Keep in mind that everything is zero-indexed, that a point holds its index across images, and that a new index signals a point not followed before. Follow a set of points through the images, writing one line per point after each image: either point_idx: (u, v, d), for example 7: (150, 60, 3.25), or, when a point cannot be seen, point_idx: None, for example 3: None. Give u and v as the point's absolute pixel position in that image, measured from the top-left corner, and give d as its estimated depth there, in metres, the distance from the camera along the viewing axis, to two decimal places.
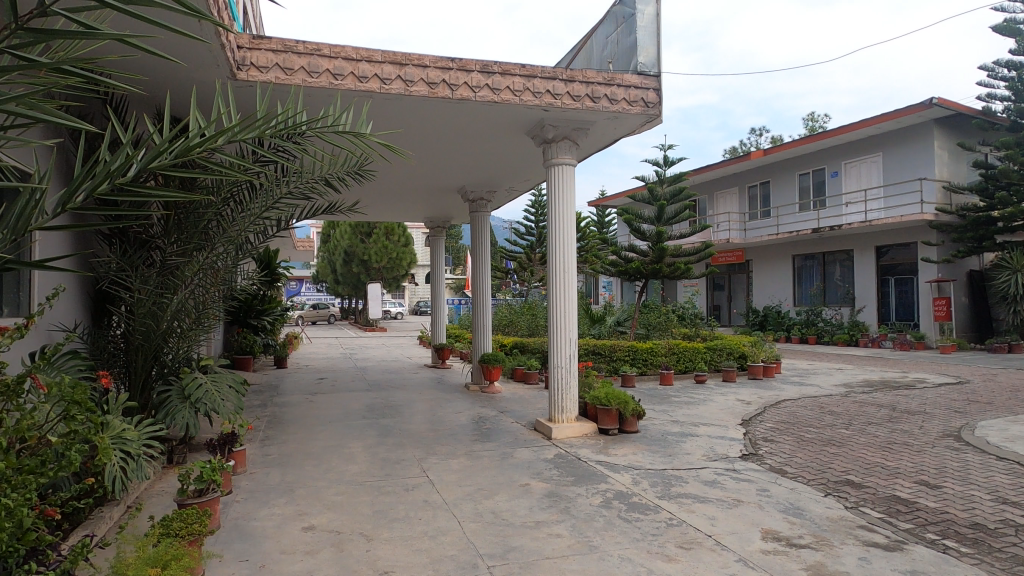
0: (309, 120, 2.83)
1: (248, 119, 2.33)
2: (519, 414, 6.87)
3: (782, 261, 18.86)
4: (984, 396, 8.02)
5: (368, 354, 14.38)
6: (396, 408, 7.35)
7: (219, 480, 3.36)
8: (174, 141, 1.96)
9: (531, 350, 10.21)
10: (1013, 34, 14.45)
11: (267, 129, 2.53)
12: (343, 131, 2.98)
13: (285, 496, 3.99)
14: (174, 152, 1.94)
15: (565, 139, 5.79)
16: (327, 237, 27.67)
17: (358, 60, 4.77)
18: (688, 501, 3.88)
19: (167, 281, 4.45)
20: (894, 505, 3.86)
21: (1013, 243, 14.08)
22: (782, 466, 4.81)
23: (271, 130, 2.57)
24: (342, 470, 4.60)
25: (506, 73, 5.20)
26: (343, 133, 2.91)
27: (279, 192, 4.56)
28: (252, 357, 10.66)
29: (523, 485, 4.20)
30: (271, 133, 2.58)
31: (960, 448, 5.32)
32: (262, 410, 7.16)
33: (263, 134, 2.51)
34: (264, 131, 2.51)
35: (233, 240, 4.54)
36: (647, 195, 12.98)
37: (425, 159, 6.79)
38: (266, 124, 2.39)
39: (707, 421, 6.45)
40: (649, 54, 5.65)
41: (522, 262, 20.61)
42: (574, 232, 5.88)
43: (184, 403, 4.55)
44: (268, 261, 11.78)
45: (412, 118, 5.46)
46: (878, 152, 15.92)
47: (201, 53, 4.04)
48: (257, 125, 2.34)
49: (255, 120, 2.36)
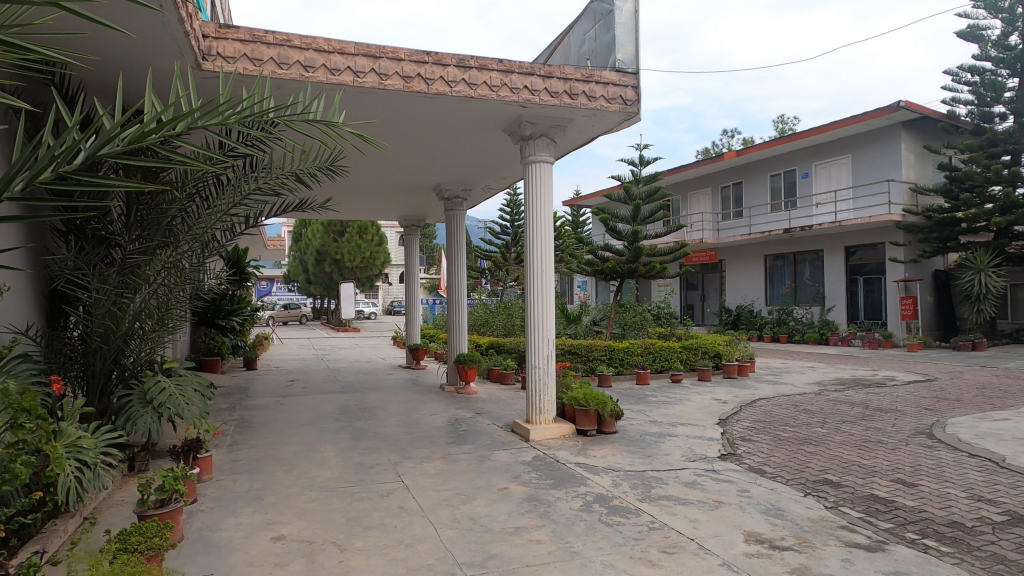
0: (277, 106, 2.65)
1: (212, 102, 2.11)
2: (495, 415, 6.75)
3: (754, 261, 19.08)
4: (953, 393, 8.15)
5: (341, 355, 14.12)
6: (370, 410, 7.20)
7: (183, 490, 3.20)
8: (127, 128, 1.82)
9: (507, 350, 10.12)
10: (977, 39, 14.85)
11: (235, 115, 2.35)
12: (314, 121, 2.85)
13: (254, 504, 3.83)
14: (128, 139, 1.80)
15: (543, 136, 5.70)
16: (299, 236, 27.27)
17: (330, 52, 4.63)
18: (668, 503, 3.83)
19: (129, 279, 4.27)
20: (873, 504, 3.85)
21: (976, 243, 14.42)
22: (761, 466, 4.79)
23: (244, 118, 2.39)
24: (315, 476, 4.45)
25: (483, 68, 5.10)
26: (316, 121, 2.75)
27: (248, 187, 4.51)
28: (220, 359, 10.36)
29: (502, 489, 4.11)
30: (239, 121, 2.40)
31: (933, 446, 5.37)
32: (230, 413, 6.96)
33: (229, 119, 2.32)
34: (230, 117, 2.33)
35: (199, 237, 4.41)
36: (623, 195, 12.96)
37: (400, 154, 6.64)
38: (229, 112, 2.21)
39: (685, 421, 6.42)
40: (628, 52, 5.58)
41: (497, 261, 20.52)
42: (552, 231, 5.80)
43: (147, 408, 4.34)
44: (237, 260, 11.50)
45: (387, 112, 5.31)
46: (847, 154, 16.18)
47: (162, 40, 3.82)
48: (221, 112, 2.14)
49: (217, 104, 2.15)
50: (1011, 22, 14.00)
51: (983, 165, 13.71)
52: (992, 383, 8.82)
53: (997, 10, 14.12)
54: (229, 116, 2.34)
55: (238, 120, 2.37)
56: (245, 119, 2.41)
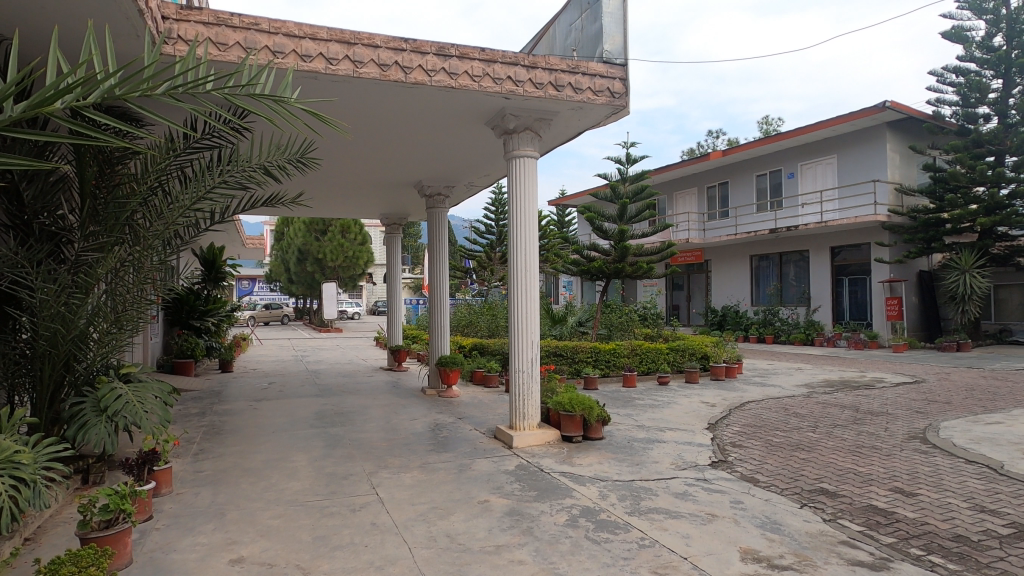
0: (216, 75, 2.27)
1: (135, 71, 1.83)
2: (477, 420, 6.50)
3: (740, 262, 19.01)
4: (942, 395, 8.06)
5: (320, 357, 13.77)
6: (347, 415, 6.92)
7: (130, 510, 2.93)
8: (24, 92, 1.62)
9: (491, 351, 9.90)
10: (961, 40, 14.87)
11: (165, 84, 2.07)
12: (260, 95, 2.45)
13: (213, 522, 3.54)
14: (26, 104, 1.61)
15: (527, 130, 5.48)
16: (282, 235, 26.84)
17: (301, 38, 4.36)
18: (659, 517, 3.60)
19: (80, 278, 3.98)
20: (873, 516, 3.66)
21: (961, 244, 14.40)
22: (753, 474, 4.60)
23: (178, 91, 2.10)
24: (283, 488, 4.17)
25: (465, 57, 4.85)
26: (260, 97, 2.41)
27: (212, 181, 4.32)
28: (193, 361, 9.99)
29: (482, 502, 3.86)
30: (172, 92, 2.11)
31: (927, 451, 5.22)
32: (199, 419, 6.64)
33: (158, 91, 2.04)
34: (160, 86, 2.05)
35: (161, 234, 4.19)
36: (609, 194, 12.77)
37: (376, 149, 6.38)
38: (157, 82, 1.92)
39: (673, 426, 6.22)
40: (615, 43, 5.37)
41: (482, 261, 20.24)
42: (536, 228, 5.56)
43: (100, 416, 4.04)
44: (213, 260, 11.19)
45: (362, 103, 5.04)
46: (833, 154, 16.15)
47: (120, 27, 3.56)
48: (146, 82, 1.85)
49: (141, 73, 1.86)
50: (995, 24, 14.02)
51: (968, 166, 13.72)
52: (979, 384, 8.78)
53: (981, 11, 14.13)
54: (159, 86, 2.06)
55: (169, 92, 2.09)
56: (178, 92, 2.13)
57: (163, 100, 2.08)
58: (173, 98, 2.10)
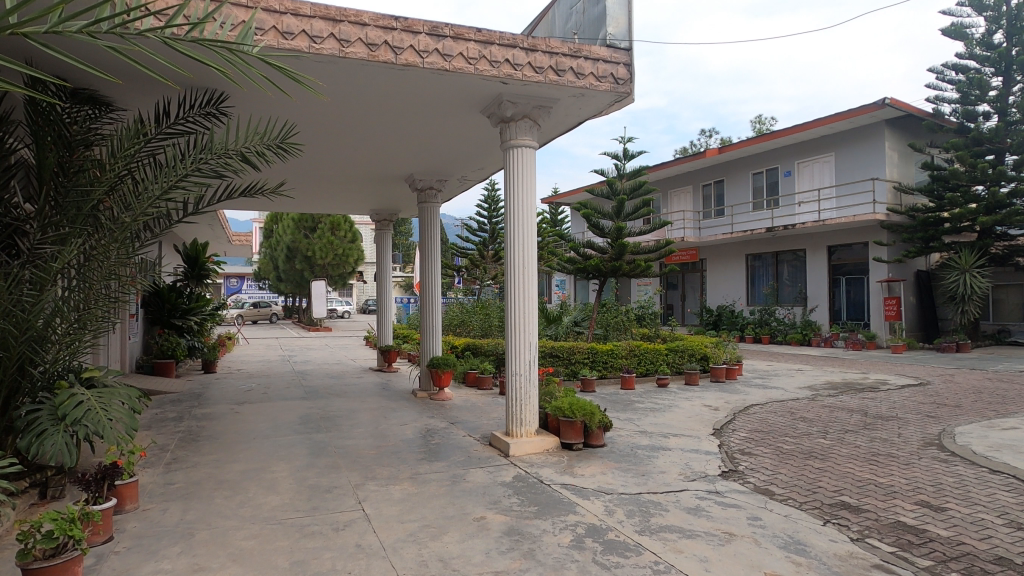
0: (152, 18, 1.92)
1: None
2: (471, 426, 6.17)
3: (735, 261, 18.78)
4: (951, 399, 7.80)
5: (309, 357, 13.40)
6: (334, 419, 6.57)
7: (80, 536, 2.60)
8: None
9: (484, 352, 9.56)
10: (960, 36, 14.69)
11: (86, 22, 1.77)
12: (205, 40, 2.08)
13: (180, 544, 3.19)
14: None
15: (525, 118, 5.16)
16: (271, 233, 26.44)
17: (283, 13, 4.02)
18: (672, 536, 3.29)
19: (34, 273, 3.63)
20: (904, 535, 3.37)
21: (961, 243, 14.20)
22: (767, 486, 4.29)
23: (101, 28, 1.81)
24: (261, 503, 3.82)
25: (459, 38, 4.52)
26: (211, 44, 2.06)
27: (185, 169, 4.01)
28: (175, 361, 9.56)
29: (478, 519, 3.52)
30: (91, 32, 1.82)
31: (948, 459, 4.95)
32: (177, 423, 6.27)
33: (73, 29, 1.76)
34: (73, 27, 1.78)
35: (128, 225, 3.86)
36: (606, 191, 12.44)
37: (363, 137, 6.04)
38: (75, 13, 1.55)
39: (677, 432, 5.91)
40: (620, 25, 5.04)
41: (474, 259, 19.89)
42: (535, 226, 5.25)
43: (58, 425, 3.65)
44: (196, 256, 10.81)
45: (348, 86, 4.71)
46: (830, 153, 15.95)
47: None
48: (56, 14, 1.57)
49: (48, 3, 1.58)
50: (996, 20, 13.81)
51: (969, 164, 13.50)
52: (987, 388, 8.51)
53: (981, 8, 13.94)
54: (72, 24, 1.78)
55: (88, 29, 1.80)
56: (100, 32, 1.84)
57: (82, 39, 1.79)
58: (93, 37, 1.81)
